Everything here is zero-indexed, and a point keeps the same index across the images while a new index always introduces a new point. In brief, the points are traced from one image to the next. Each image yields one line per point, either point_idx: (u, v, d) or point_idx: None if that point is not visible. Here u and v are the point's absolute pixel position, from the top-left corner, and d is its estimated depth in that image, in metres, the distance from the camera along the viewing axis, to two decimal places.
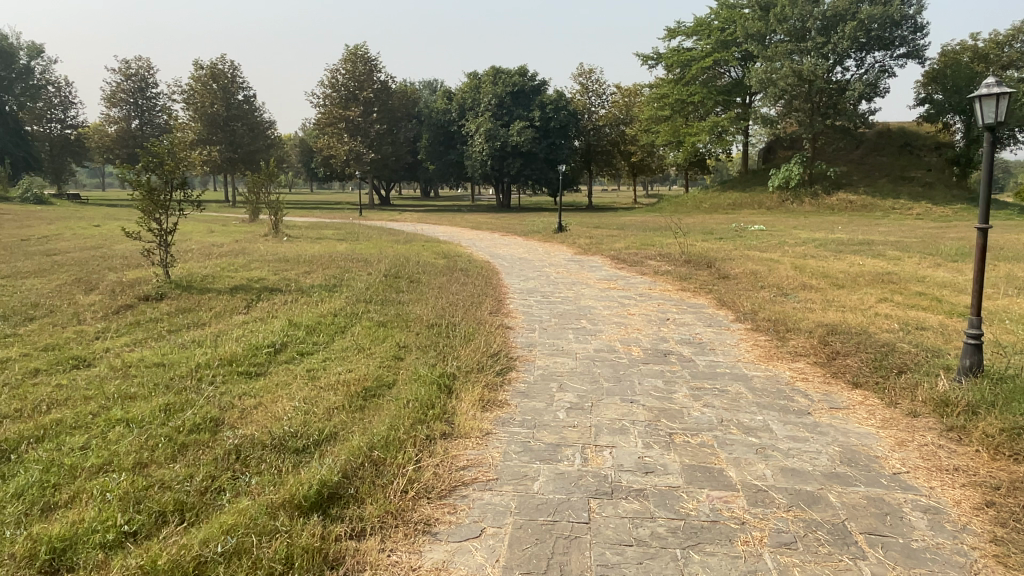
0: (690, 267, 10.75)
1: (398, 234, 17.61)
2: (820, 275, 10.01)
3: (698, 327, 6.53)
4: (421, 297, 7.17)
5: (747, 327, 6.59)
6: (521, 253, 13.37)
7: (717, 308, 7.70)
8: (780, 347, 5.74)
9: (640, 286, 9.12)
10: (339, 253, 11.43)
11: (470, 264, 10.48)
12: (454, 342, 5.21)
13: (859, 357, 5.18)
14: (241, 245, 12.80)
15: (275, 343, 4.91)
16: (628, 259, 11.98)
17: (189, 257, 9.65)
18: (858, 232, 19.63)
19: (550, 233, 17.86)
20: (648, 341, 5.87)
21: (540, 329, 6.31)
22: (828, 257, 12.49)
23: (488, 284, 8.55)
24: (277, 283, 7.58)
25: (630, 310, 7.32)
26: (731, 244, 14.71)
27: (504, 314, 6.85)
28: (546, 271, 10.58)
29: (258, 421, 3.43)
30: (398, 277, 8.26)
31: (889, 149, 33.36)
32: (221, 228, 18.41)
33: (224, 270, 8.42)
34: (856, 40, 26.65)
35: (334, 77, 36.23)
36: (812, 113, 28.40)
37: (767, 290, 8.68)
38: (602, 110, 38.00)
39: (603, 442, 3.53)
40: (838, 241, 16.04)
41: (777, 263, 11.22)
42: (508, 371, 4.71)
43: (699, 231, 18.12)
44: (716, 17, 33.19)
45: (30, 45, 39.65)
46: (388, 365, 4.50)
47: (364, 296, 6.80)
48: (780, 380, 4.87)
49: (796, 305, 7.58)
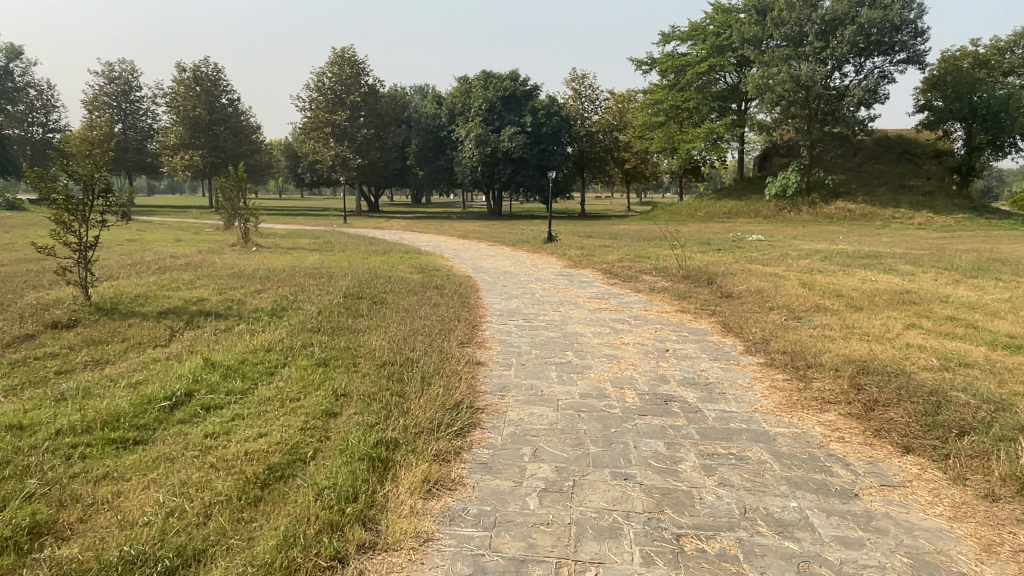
0: (688, 284, 9.79)
1: (377, 243, 16.65)
2: (833, 294, 9.08)
3: (703, 362, 5.56)
4: (382, 323, 6.15)
5: (759, 361, 5.62)
6: (506, 266, 12.45)
7: (723, 335, 6.72)
8: (804, 392, 4.76)
9: (634, 307, 8.17)
10: (303, 266, 10.45)
11: (447, 280, 9.52)
12: (409, 386, 4.24)
13: (904, 409, 4.21)
14: (202, 257, 11.82)
15: (179, 393, 3.92)
16: (621, 274, 11.01)
17: (127, 272, 8.60)
18: (861, 242, 18.80)
19: (539, 244, 16.86)
20: (645, 383, 4.88)
21: (516, 365, 5.31)
22: (837, 272, 11.58)
23: (463, 305, 7.57)
24: (216, 307, 6.56)
25: (624, 339, 6.33)
26: (732, 257, 13.75)
27: (476, 344, 5.84)
28: (531, 288, 9.59)
29: (98, 532, 2.46)
30: (359, 297, 7.24)
31: (887, 157, 32.63)
32: (190, 237, 17.34)
33: (162, 288, 7.42)
34: (855, 44, 25.88)
35: (321, 80, 35.27)
36: (810, 120, 27.74)
37: (777, 312, 7.73)
38: (595, 116, 37.06)
39: (585, 555, 2.52)
40: (843, 253, 15.18)
41: (784, 279, 10.32)
42: (469, 431, 3.71)
43: (697, 242, 17.18)
44: (712, 22, 32.37)
45: (8, 48, 38.18)
46: (312, 427, 3.49)
47: (311, 324, 5.80)
48: (810, 441, 3.87)
49: (813, 331, 6.64)
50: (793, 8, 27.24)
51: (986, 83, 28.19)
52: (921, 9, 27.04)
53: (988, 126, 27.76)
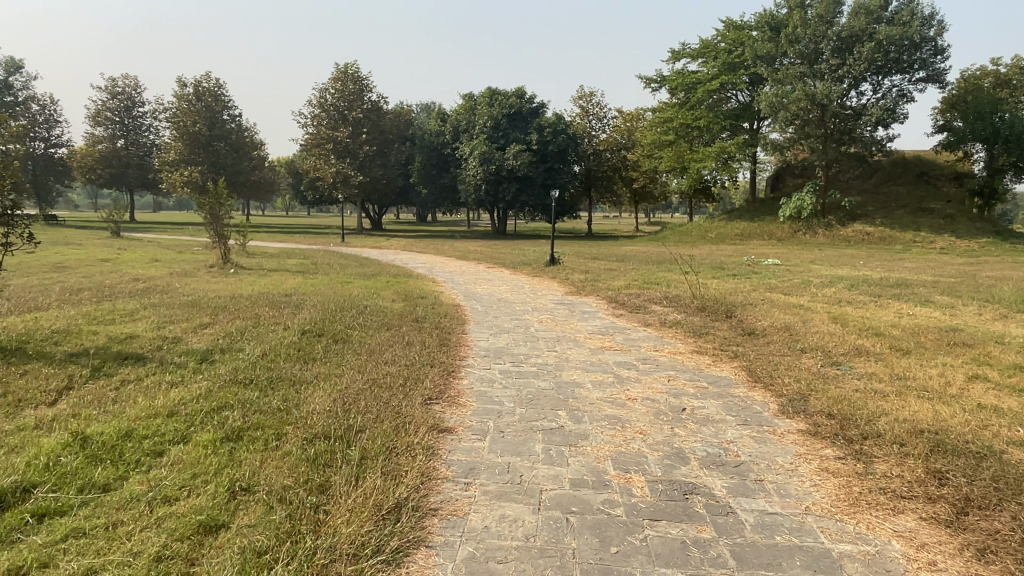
0: (703, 318, 8.63)
1: (366, 265, 15.56)
2: (869, 332, 7.94)
3: (730, 429, 4.42)
4: (336, 371, 5.04)
5: (799, 429, 4.48)
6: (503, 292, 11.40)
7: (750, 387, 5.59)
8: (867, 480, 3.63)
9: (644, 346, 7.05)
10: (272, 292, 9.36)
11: (431, 310, 8.43)
12: (339, 475, 3.15)
13: (1016, 519, 3.09)
14: (168, 280, 10.80)
15: (11, 490, 2.84)
16: (628, 304, 9.87)
17: (61, 301, 7.53)
18: (885, 268, 17.62)
19: (540, 266, 15.71)
20: (657, 463, 3.75)
21: (493, 433, 4.14)
22: (868, 304, 10.46)
23: (442, 343, 6.47)
24: (144, 348, 5.48)
25: (630, 392, 5.20)
26: (749, 283, 12.66)
27: (447, 400, 4.71)
28: (526, 320, 8.48)
29: None
30: (319, 335, 6.15)
31: (905, 178, 31.53)
32: (172, 256, 16.36)
33: (92, 323, 6.35)
34: (873, 62, 24.75)
35: (323, 96, 34.46)
36: (825, 140, 26.61)
37: (810, 356, 6.61)
38: (602, 134, 36.17)
39: None
40: (870, 281, 14.03)
41: (811, 313, 9.23)
42: (407, 555, 2.59)
43: (710, 266, 16.04)
44: (723, 39, 31.54)
45: (9, 61, 37.63)
46: (170, 561, 2.39)
47: (244, 374, 4.70)
48: (892, 572, 2.73)
49: (859, 385, 5.53)
50: (807, 25, 26.41)
51: (1009, 103, 27.02)
52: (940, 26, 25.97)
53: (1011, 147, 26.41)
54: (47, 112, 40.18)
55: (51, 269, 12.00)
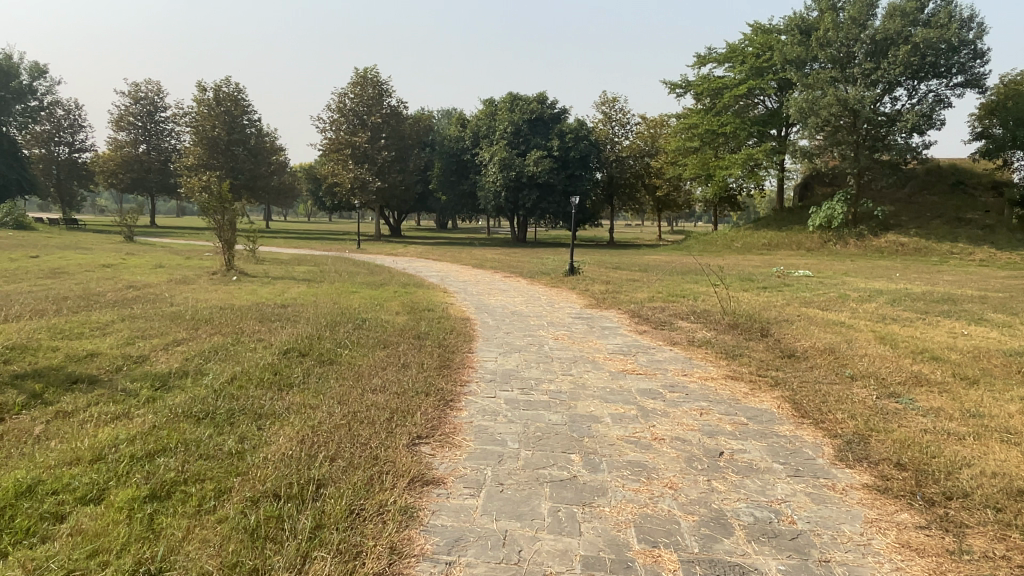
0: (735, 336, 7.82)
1: (378, 273, 14.91)
2: (925, 356, 7.06)
3: (780, 483, 3.62)
4: (313, 400, 4.35)
5: (865, 486, 3.66)
6: (518, 304, 10.67)
7: (797, 423, 4.78)
8: (963, 564, 2.82)
9: (672, 370, 6.25)
10: (268, 302, 8.73)
11: (437, 325, 7.73)
12: (280, 556, 2.44)
13: None
14: (164, 288, 10.23)
15: None
16: (651, 319, 9.08)
17: (34, 311, 6.92)
18: (924, 281, 16.61)
19: (559, 276, 14.95)
20: (691, 533, 2.97)
21: (490, 485, 3.39)
22: (917, 323, 9.54)
23: (443, 365, 5.74)
24: (102, 369, 4.82)
25: (655, 430, 4.41)
26: (783, 297, 11.79)
27: (438, 440, 3.96)
28: (539, 337, 7.72)
29: None
30: (303, 356, 5.45)
31: (940, 187, 30.29)
32: (180, 263, 15.87)
33: (55, 336, 5.72)
34: (909, 66, 23.61)
35: (342, 101, 34.03)
36: (856, 147, 25.57)
37: (862, 385, 5.77)
38: (625, 141, 35.35)
39: None
40: (913, 296, 13.07)
41: (855, 331, 8.37)
42: None
43: (739, 278, 15.14)
44: (751, 43, 30.64)
45: (32, 65, 37.38)
46: None
47: (203, 405, 4.02)
48: None
49: (926, 424, 4.70)
50: (839, 28, 25.36)
51: None
52: (980, 29, 24.78)
53: None
54: (72, 117, 40.37)
55: (48, 274, 11.53)
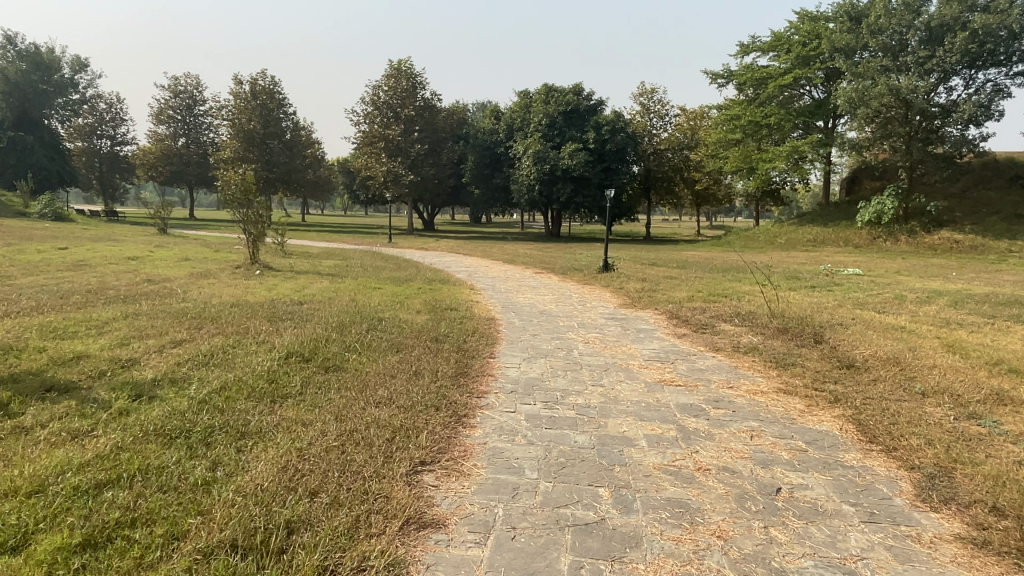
0: (785, 342, 7.10)
1: (406, 268, 14.43)
2: (1002, 369, 6.26)
3: (852, 533, 2.98)
4: (306, 416, 3.83)
5: (959, 538, 2.98)
6: (549, 303, 10.07)
7: (864, 450, 4.10)
8: None
9: (715, 381, 5.58)
10: (283, 299, 8.26)
11: (458, 325, 7.18)
12: None
13: None
14: (180, 282, 9.85)
15: None
16: (691, 321, 8.39)
17: (34, 308, 6.54)
18: (984, 282, 15.52)
19: (593, 273, 14.30)
20: None
21: (500, 528, 2.83)
22: (986, 328, 8.66)
23: (458, 373, 5.18)
24: (80, 375, 4.37)
25: (699, 457, 3.78)
26: (835, 298, 10.95)
27: (444, 467, 3.40)
28: (569, 340, 7.12)
29: None
30: (305, 362, 4.96)
31: (997, 182, 28.72)
32: (208, 256, 15.61)
33: (44, 336, 5.31)
34: (967, 54, 22.20)
35: (376, 94, 33.71)
36: (908, 139, 24.27)
37: (937, 404, 5.03)
38: (663, 133, 34.32)
39: None
40: (977, 298, 12.08)
41: (918, 338, 7.56)
42: None
43: (784, 277, 14.27)
44: (797, 31, 29.40)
45: (74, 60, 37.95)
46: None
47: (178, 422, 3.53)
48: None
49: (1020, 455, 3.98)
50: (891, 14, 23.97)
51: None
52: None
53: None
54: (114, 110, 40.88)
55: (70, 267, 11.27)
